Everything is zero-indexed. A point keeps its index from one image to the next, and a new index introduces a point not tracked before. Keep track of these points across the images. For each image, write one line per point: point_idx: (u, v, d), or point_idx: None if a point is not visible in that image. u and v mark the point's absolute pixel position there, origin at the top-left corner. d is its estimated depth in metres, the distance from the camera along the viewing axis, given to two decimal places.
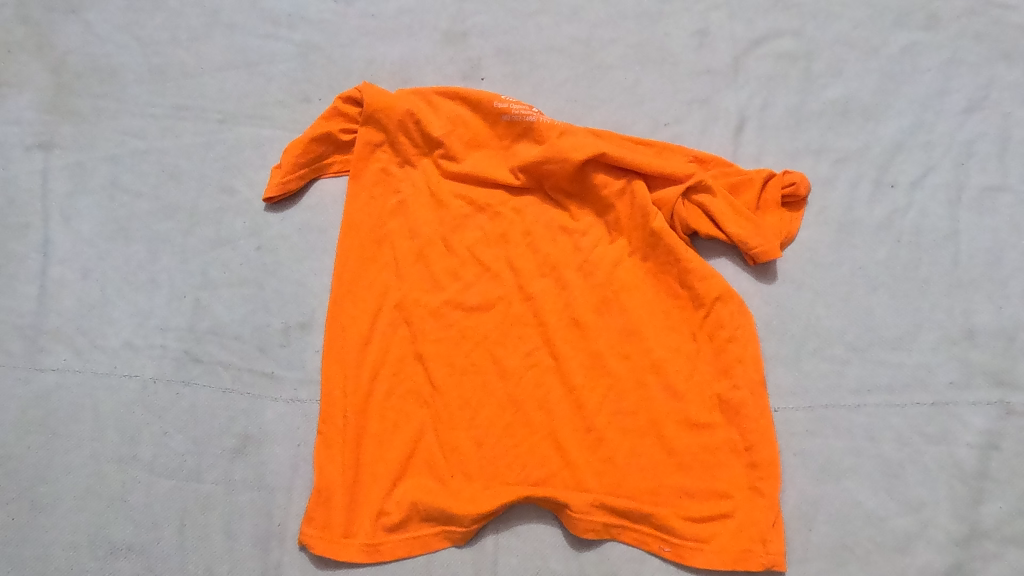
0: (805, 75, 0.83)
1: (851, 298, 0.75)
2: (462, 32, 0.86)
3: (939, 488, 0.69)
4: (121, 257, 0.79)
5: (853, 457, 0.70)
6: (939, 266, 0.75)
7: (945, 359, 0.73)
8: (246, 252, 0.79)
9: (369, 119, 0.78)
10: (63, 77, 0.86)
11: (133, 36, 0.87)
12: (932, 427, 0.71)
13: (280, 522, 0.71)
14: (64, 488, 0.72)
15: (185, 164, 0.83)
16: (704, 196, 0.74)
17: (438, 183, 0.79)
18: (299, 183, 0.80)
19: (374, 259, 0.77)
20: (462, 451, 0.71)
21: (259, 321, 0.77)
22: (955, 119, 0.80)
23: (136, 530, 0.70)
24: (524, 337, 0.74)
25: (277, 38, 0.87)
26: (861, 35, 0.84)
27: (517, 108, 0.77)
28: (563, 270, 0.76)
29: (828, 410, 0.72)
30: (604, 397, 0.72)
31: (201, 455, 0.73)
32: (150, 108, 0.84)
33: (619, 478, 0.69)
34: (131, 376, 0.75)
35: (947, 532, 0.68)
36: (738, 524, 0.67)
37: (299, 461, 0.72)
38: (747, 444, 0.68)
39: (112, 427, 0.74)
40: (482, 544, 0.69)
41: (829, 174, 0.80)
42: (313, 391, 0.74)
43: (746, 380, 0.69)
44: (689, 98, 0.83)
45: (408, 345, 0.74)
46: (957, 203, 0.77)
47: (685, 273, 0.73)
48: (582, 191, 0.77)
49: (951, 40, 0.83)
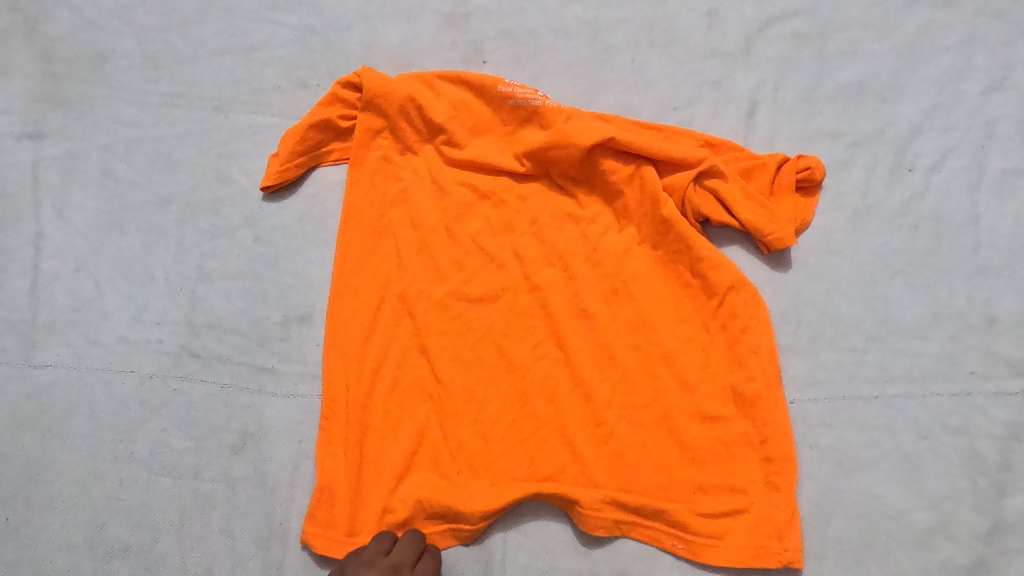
0: (819, 55, 0.80)
1: (868, 286, 0.73)
2: (464, 14, 0.83)
3: (961, 481, 0.67)
4: (115, 249, 0.77)
5: (871, 449, 0.68)
6: (959, 252, 0.73)
7: (966, 348, 0.70)
8: (243, 244, 0.77)
9: (369, 105, 0.76)
10: (52, 64, 0.83)
11: (124, 20, 0.84)
12: (953, 418, 0.68)
13: (281, 521, 0.69)
14: (60, 487, 0.70)
15: (180, 153, 0.80)
16: (716, 182, 0.72)
17: (441, 170, 0.76)
18: (297, 172, 0.77)
19: (375, 249, 0.75)
20: (468, 447, 0.69)
21: (257, 314, 0.75)
22: (975, 100, 0.77)
23: (134, 530, 0.69)
24: (531, 329, 0.72)
25: (273, 22, 0.84)
26: (877, 14, 0.81)
27: (522, 91, 0.75)
28: (570, 259, 0.73)
29: (845, 401, 0.70)
30: (613, 391, 0.70)
31: (200, 453, 0.71)
32: (143, 96, 0.82)
33: (631, 473, 0.67)
34: (127, 372, 0.73)
35: (969, 526, 0.66)
36: (754, 520, 0.65)
37: (300, 458, 0.70)
38: (762, 437, 0.66)
39: (108, 425, 0.72)
40: (490, 542, 0.68)
41: (845, 158, 0.77)
42: (314, 386, 0.72)
43: (761, 372, 0.67)
44: (699, 81, 0.80)
45: (411, 338, 0.72)
46: (977, 187, 0.75)
47: (697, 261, 0.70)
48: (590, 177, 0.75)
49: (971, 18, 0.80)
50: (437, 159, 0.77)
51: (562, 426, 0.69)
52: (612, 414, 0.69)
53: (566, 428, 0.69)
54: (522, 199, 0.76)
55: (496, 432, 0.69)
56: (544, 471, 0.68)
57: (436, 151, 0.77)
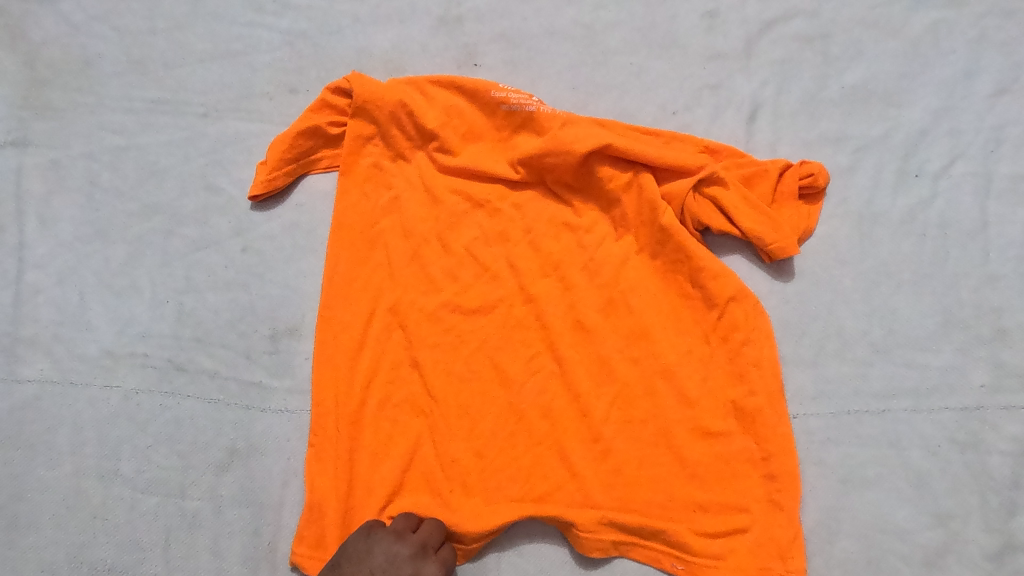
0: (822, 58, 0.78)
1: (873, 296, 0.70)
2: (457, 17, 0.81)
3: (970, 498, 0.65)
4: (100, 260, 0.74)
5: (877, 466, 0.66)
6: (968, 261, 0.71)
7: (975, 360, 0.68)
8: (231, 254, 0.75)
9: (359, 111, 0.73)
10: (36, 70, 0.81)
11: (109, 25, 0.82)
12: (962, 433, 0.66)
13: (270, 541, 0.67)
14: (42, 506, 0.67)
15: (167, 161, 0.78)
16: (717, 189, 0.70)
17: (434, 178, 0.74)
18: (286, 180, 0.75)
19: (366, 259, 0.73)
20: (463, 465, 0.67)
21: (246, 327, 0.72)
22: (983, 103, 0.75)
23: (119, 551, 0.66)
24: (527, 342, 0.70)
25: (262, 26, 0.82)
26: (882, 14, 0.79)
27: (516, 97, 0.72)
28: (568, 270, 0.71)
29: (850, 416, 0.67)
30: (612, 406, 0.67)
31: (187, 470, 0.68)
32: (128, 102, 0.80)
33: (630, 492, 0.65)
34: (112, 387, 0.70)
35: (980, 546, 0.63)
36: (756, 540, 0.63)
37: (289, 475, 0.68)
38: (765, 453, 0.64)
39: (93, 442, 0.69)
40: (484, 563, 0.66)
41: (849, 163, 0.75)
42: (303, 401, 0.70)
43: (764, 386, 0.65)
44: (698, 84, 0.78)
45: (403, 351, 0.70)
46: (986, 193, 0.72)
47: (696, 272, 0.68)
48: (587, 185, 0.73)
49: (979, 18, 0.78)
50: (430, 166, 0.75)
51: (559, 443, 0.67)
52: (609, 430, 0.67)
53: (563, 445, 0.67)
54: (517, 207, 0.74)
55: (491, 449, 0.67)
56: (541, 490, 0.66)
57: (429, 158, 0.75)
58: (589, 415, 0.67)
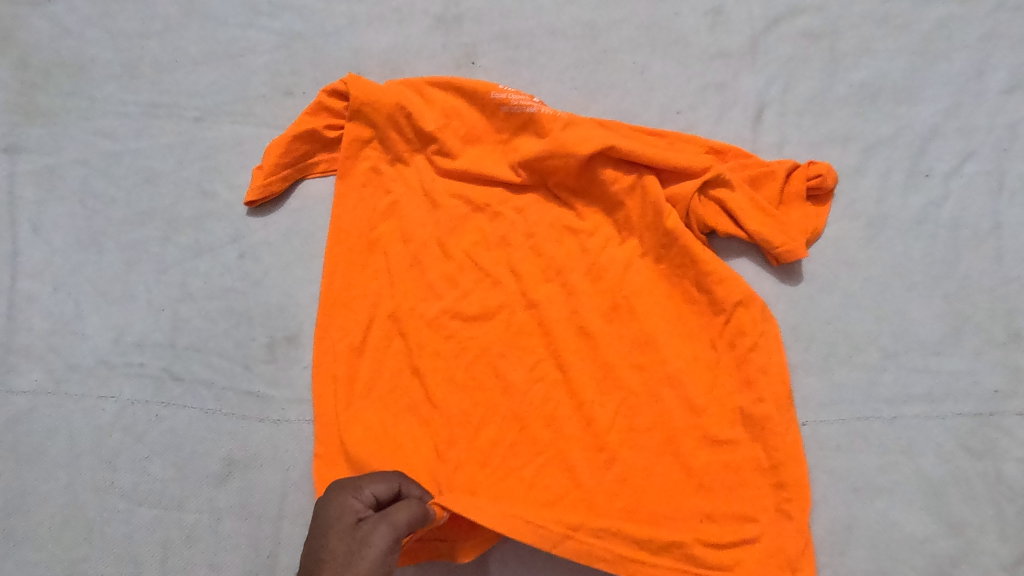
0: (829, 55, 0.76)
1: (883, 300, 0.69)
2: (456, 16, 0.80)
3: (984, 507, 0.63)
4: (94, 268, 0.73)
5: (889, 474, 0.64)
6: (981, 262, 0.69)
7: (988, 364, 0.66)
8: (228, 261, 0.73)
9: (357, 114, 0.72)
10: (29, 75, 0.79)
11: (103, 28, 0.81)
12: (975, 440, 0.65)
13: (269, 554, 0.64)
14: (37, 520, 0.65)
15: (162, 166, 0.76)
16: (723, 191, 0.68)
17: (433, 182, 0.73)
18: (282, 185, 0.74)
19: (364, 265, 0.71)
20: (464, 473, 0.65)
21: (243, 335, 0.71)
22: (995, 101, 0.73)
23: (115, 565, 0.64)
24: (529, 349, 0.68)
25: (257, 28, 0.81)
26: (890, 10, 0.77)
27: (516, 98, 0.71)
28: (571, 274, 0.70)
29: (860, 423, 0.66)
30: (617, 414, 0.66)
31: (184, 482, 0.67)
32: (123, 106, 0.78)
33: (636, 502, 0.63)
34: (107, 398, 0.69)
35: (995, 555, 0.62)
36: (765, 550, 0.61)
37: (288, 487, 0.66)
38: (773, 461, 0.62)
39: (88, 454, 0.67)
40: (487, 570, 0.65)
41: (858, 163, 0.73)
42: (302, 411, 0.68)
43: (772, 393, 0.63)
44: (703, 83, 0.76)
45: (403, 358, 0.69)
46: (999, 193, 0.71)
47: (702, 276, 0.67)
48: (589, 188, 0.71)
49: (990, 13, 0.76)
50: (429, 169, 0.73)
51: (563, 452, 0.65)
52: (614, 438, 0.65)
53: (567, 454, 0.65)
54: (519, 211, 0.72)
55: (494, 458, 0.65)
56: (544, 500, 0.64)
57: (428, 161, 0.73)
58: (594, 422, 0.66)
